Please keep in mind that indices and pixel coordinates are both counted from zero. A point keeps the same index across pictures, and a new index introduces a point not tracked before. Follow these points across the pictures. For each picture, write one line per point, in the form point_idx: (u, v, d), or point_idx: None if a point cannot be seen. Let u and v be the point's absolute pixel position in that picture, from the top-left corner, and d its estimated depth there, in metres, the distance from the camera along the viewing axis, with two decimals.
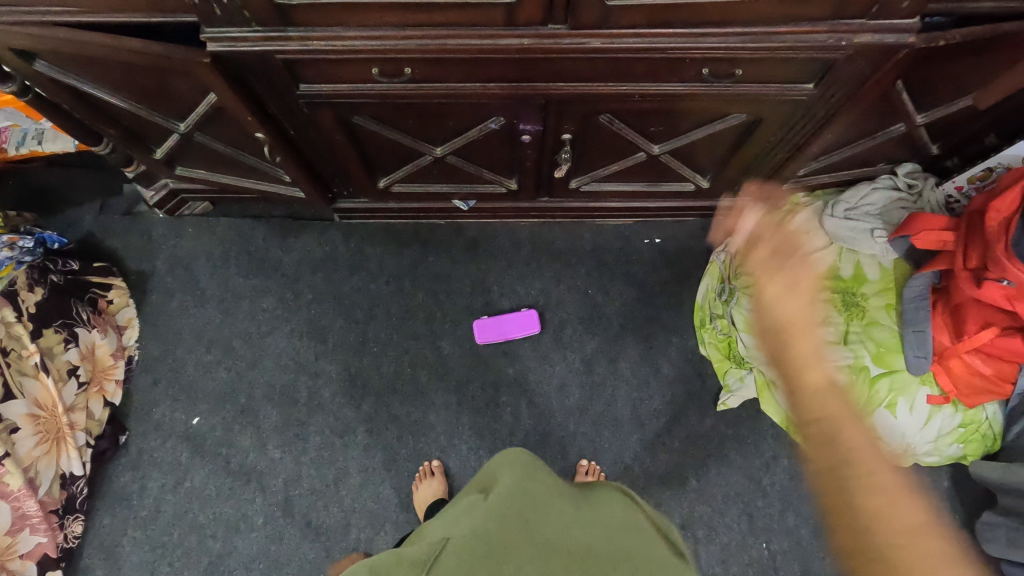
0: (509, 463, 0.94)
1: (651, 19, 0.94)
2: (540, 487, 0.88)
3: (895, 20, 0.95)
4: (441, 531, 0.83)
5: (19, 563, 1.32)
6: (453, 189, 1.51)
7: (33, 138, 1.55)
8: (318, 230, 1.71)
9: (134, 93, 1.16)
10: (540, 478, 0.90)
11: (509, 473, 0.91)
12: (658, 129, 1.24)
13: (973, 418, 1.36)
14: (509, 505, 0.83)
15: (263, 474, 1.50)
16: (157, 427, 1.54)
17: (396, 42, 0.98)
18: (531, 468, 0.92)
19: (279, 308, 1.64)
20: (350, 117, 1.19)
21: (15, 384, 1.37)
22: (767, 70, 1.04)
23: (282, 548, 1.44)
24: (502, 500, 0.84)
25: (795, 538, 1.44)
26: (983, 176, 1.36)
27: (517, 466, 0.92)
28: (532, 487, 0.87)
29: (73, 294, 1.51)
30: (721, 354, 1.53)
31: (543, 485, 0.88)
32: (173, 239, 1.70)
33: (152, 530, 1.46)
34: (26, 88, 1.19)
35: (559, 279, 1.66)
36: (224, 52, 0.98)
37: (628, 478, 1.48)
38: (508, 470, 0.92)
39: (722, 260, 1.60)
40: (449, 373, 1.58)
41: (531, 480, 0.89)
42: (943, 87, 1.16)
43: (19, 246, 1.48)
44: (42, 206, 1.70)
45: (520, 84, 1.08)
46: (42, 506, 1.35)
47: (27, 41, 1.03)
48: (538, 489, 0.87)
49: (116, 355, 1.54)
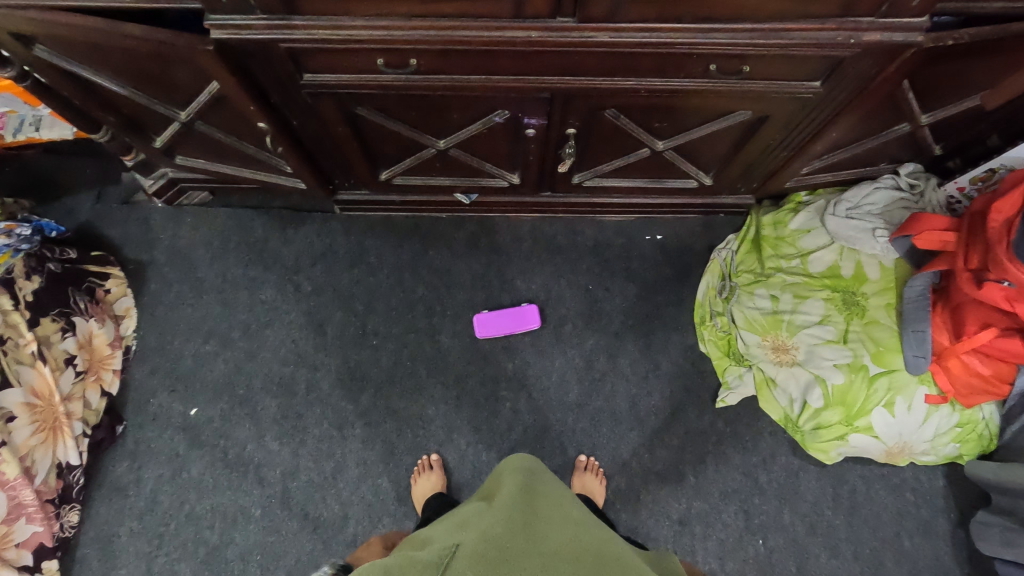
0: (510, 474, 0.95)
1: (661, 14, 0.94)
2: (541, 496, 0.88)
3: (906, 18, 0.94)
4: (446, 538, 0.82)
5: (15, 552, 1.31)
6: (455, 182, 1.50)
7: (30, 125, 1.53)
8: (318, 222, 1.70)
9: (136, 80, 1.15)
10: (541, 488, 0.91)
11: (510, 484, 0.91)
12: (663, 125, 1.23)
13: (970, 418, 1.37)
14: (510, 513, 0.83)
15: (261, 466, 1.50)
16: (154, 418, 1.53)
17: (403, 32, 0.97)
18: (531, 478, 0.93)
19: (278, 300, 1.64)
20: (353, 109, 1.19)
21: (11, 372, 1.35)
22: (776, 67, 1.04)
23: (280, 540, 1.44)
24: (504, 509, 0.84)
25: (791, 535, 1.45)
26: (985, 177, 1.38)
27: (516, 478, 0.93)
28: (533, 497, 0.87)
29: (71, 283, 1.50)
30: (720, 352, 1.55)
31: (543, 494, 0.89)
32: (172, 229, 1.69)
33: (149, 520, 1.45)
34: (25, 74, 1.17)
35: (559, 274, 1.65)
36: (227, 40, 0.97)
37: (626, 473, 1.49)
38: (509, 481, 0.92)
39: (724, 258, 1.61)
40: (449, 368, 1.58)
41: (532, 490, 0.89)
42: (949, 87, 1.16)
43: (17, 233, 1.45)
44: (39, 194, 1.69)
45: (526, 77, 1.07)
46: (38, 495, 1.34)
47: (27, 25, 1.02)
48: (540, 499, 0.87)
49: (113, 345, 1.53)
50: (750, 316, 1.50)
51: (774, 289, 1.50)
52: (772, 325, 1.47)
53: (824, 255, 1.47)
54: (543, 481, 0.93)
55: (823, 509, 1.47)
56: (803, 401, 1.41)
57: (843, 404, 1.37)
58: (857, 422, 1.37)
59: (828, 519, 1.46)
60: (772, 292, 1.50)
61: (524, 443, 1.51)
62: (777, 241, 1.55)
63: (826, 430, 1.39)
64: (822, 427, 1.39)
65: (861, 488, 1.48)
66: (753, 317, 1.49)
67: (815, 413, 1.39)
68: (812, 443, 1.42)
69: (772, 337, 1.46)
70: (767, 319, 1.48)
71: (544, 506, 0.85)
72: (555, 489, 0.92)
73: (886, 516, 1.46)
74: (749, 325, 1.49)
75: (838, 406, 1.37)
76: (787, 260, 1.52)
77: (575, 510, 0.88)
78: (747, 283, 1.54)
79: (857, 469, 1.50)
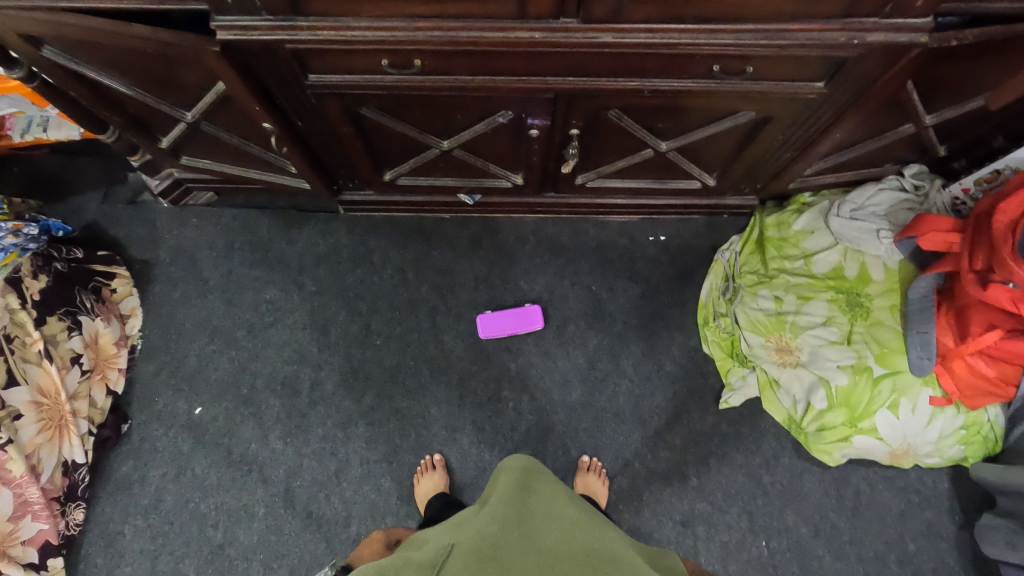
0: (507, 471, 0.94)
1: (664, 14, 0.94)
2: (538, 494, 0.88)
3: (910, 19, 0.94)
4: (443, 537, 0.83)
5: (20, 549, 1.32)
6: (458, 183, 1.51)
7: (38, 125, 1.55)
8: (322, 222, 1.71)
9: (142, 81, 1.16)
10: (539, 485, 0.90)
11: (506, 482, 0.91)
12: (667, 125, 1.23)
13: (975, 420, 1.36)
14: (506, 512, 0.83)
15: (264, 465, 1.50)
16: (159, 416, 1.54)
17: (407, 33, 0.97)
18: (528, 475, 0.92)
19: (282, 299, 1.64)
20: (357, 109, 1.19)
21: (18, 370, 1.37)
22: (780, 68, 1.04)
23: (283, 539, 1.45)
24: (500, 508, 0.84)
25: (795, 537, 1.44)
26: (990, 179, 1.36)
27: (513, 475, 0.92)
28: (529, 495, 0.87)
29: (77, 282, 1.51)
30: (723, 352, 1.55)
31: (540, 492, 0.88)
32: (177, 229, 1.70)
33: (153, 519, 1.46)
34: (33, 74, 1.18)
35: (562, 274, 1.66)
36: (233, 41, 0.98)
37: (628, 474, 1.49)
38: (506, 479, 0.92)
39: (727, 259, 1.61)
40: (452, 368, 1.58)
41: (529, 488, 0.89)
42: (953, 88, 1.16)
43: (24, 233, 1.48)
44: (45, 194, 1.70)
45: (530, 77, 1.07)
46: (43, 493, 1.35)
47: (36, 26, 1.03)
48: (536, 497, 0.87)
49: (119, 344, 1.54)
50: (753, 317, 1.50)
51: (778, 290, 1.50)
52: (775, 326, 1.47)
53: (828, 256, 1.47)
54: (541, 477, 0.93)
55: (827, 511, 1.46)
56: (806, 402, 1.41)
57: (846, 405, 1.37)
58: (860, 423, 1.37)
59: (831, 520, 1.45)
60: (776, 293, 1.49)
61: (527, 443, 1.51)
62: (781, 241, 1.54)
63: (830, 431, 1.38)
64: (825, 428, 1.39)
65: (865, 490, 1.48)
66: (757, 318, 1.49)
67: (818, 414, 1.39)
68: (815, 444, 1.41)
69: (776, 338, 1.46)
70: (770, 320, 1.48)
71: (539, 504, 0.85)
72: (552, 485, 0.91)
73: (890, 518, 1.45)
74: (753, 326, 1.49)
75: (841, 407, 1.37)
76: (791, 261, 1.51)
77: (573, 507, 0.87)
78: (750, 284, 1.54)
79: (861, 471, 1.49)
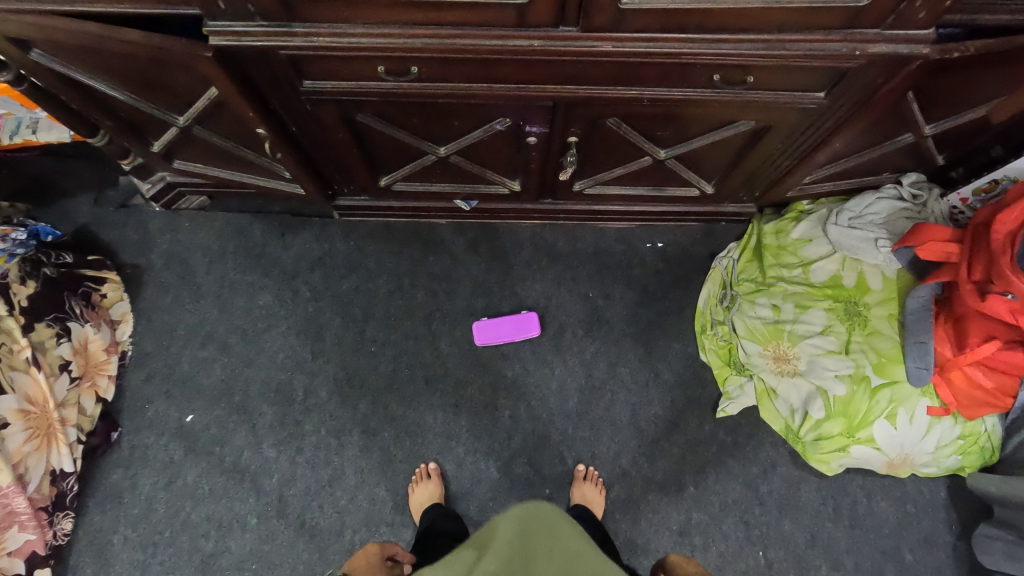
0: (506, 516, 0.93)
1: (665, 24, 0.93)
2: (538, 536, 0.87)
3: (911, 30, 0.94)
4: None
5: (6, 559, 1.30)
6: (455, 189, 1.49)
7: (28, 127, 1.52)
8: (317, 226, 1.69)
9: (133, 85, 1.14)
10: (539, 527, 0.89)
11: (507, 527, 0.90)
12: (665, 133, 1.22)
13: (973, 430, 1.36)
14: (505, 557, 0.82)
15: (257, 474, 1.48)
16: (150, 424, 1.52)
17: (403, 40, 0.96)
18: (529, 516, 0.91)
19: (276, 305, 1.62)
20: (353, 115, 1.17)
21: (4, 378, 1.34)
22: (779, 78, 1.03)
23: (275, 549, 1.43)
24: (499, 552, 0.84)
25: (792, 547, 1.44)
26: (988, 188, 1.36)
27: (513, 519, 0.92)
28: (529, 537, 0.87)
29: (67, 288, 1.49)
30: (721, 361, 1.54)
31: (541, 534, 0.87)
32: (170, 233, 1.68)
33: (144, 529, 1.44)
34: (21, 78, 1.16)
35: (559, 281, 1.64)
36: (226, 46, 0.96)
37: (625, 483, 1.48)
38: (505, 524, 0.91)
39: (725, 267, 1.60)
40: (448, 375, 1.56)
41: (529, 530, 0.88)
42: (953, 99, 1.16)
43: (12, 237, 1.46)
44: (35, 196, 1.68)
45: (528, 85, 1.06)
46: (31, 502, 1.33)
47: (24, 28, 1.00)
48: (536, 540, 0.86)
49: (109, 350, 1.52)
50: (751, 326, 1.49)
51: (776, 298, 1.49)
52: (773, 334, 1.47)
53: (826, 265, 1.46)
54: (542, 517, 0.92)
55: (824, 520, 1.46)
56: (804, 411, 1.41)
57: (845, 414, 1.36)
58: (858, 433, 1.36)
59: (828, 530, 1.45)
60: (774, 301, 1.49)
61: (523, 452, 1.50)
62: (779, 249, 1.54)
63: (828, 441, 1.38)
64: (823, 437, 1.38)
65: (862, 499, 1.47)
66: (755, 327, 1.49)
67: (816, 423, 1.39)
68: (813, 453, 1.41)
69: (774, 347, 1.46)
70: (768, 328, 1.47)
71: (540, 547, 0.84)
72: (553, 525, 0.90)
73: (887, 527, 1.45)
74: (750, 334, 1.49)
75: (840, 417, 1.37)
76: (789, 269, 1.51)
77: (573, 547, 0.86)
78: (748, 292, 1.54)
79: (858, 480, 1.49)
